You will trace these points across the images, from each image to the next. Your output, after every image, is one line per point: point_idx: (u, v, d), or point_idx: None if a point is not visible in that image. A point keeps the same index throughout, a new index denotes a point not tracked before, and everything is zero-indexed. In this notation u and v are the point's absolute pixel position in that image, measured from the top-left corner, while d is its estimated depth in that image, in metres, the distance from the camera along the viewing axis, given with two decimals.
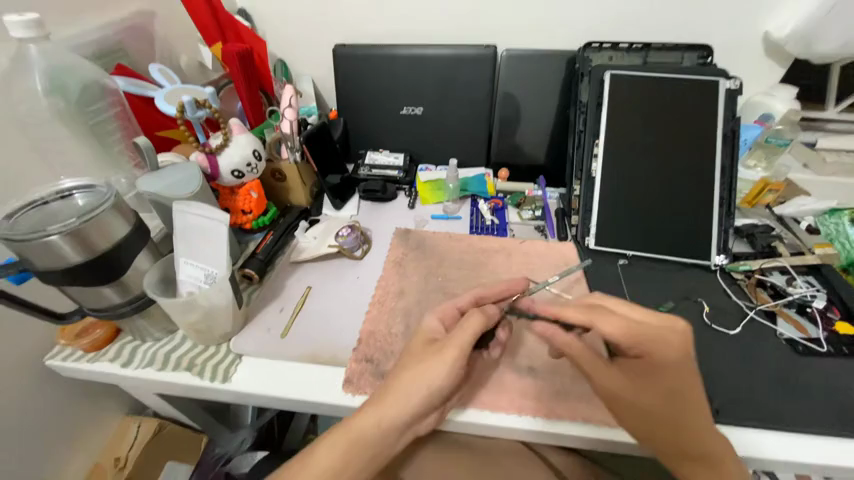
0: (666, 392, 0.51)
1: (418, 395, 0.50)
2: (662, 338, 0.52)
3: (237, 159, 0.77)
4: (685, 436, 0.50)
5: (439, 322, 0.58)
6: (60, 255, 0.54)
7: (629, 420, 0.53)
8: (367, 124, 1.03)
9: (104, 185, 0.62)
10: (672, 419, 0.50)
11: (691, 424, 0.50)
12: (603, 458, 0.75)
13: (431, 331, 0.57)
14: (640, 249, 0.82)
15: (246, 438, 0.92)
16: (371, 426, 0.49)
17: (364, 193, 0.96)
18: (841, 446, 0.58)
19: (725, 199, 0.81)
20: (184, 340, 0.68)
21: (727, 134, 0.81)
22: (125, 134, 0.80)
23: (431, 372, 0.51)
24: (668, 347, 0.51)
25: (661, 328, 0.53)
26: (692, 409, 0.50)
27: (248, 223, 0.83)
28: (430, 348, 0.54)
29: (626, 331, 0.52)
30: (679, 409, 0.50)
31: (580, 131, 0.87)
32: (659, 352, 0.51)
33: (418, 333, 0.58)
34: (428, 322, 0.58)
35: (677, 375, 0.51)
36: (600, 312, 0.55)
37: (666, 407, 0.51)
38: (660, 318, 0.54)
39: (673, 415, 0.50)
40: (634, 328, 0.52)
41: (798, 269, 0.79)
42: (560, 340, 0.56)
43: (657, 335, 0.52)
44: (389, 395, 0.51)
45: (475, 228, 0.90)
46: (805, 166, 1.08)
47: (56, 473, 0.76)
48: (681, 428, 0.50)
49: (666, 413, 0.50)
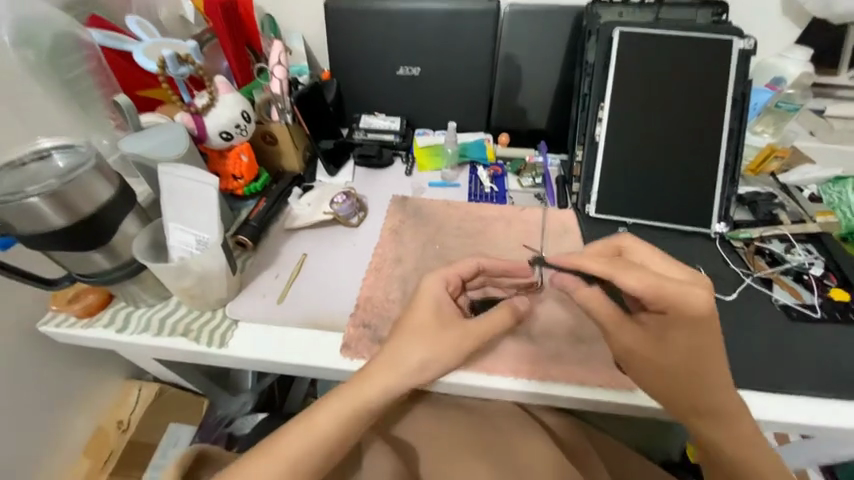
0: (686, 348, 0.50)
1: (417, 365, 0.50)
2: (690, 296, 0.47)
3: (225, 120, 0.73)
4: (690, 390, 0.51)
5: (445, 285, 0.55)
6: (43, 218, 0.53)
7: (646, 376, 0.53)
8: (362, 86, 0.97)
9: (85, 145, 0.59)
10: (682, 373, 0.51)
11: (701, 380, 0.50)
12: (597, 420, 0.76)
13: (437, 297, 0.54)
14: (640, 217, 0.81)
15: (248, 401, 0.96)
16: (372, 392, 0.49)
17: (360, 159, 0.92)
18: (824, 406, 0.60)
19: (730, 165, 0.79)
20: (179, 306, 0.68)
21: (737, 97, 0.78)
22: (105, 93, 0.75)
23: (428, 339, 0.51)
24: (696, 306, 0.47)
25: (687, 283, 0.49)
26: (704, 366, 0.49)
27: (239, 189, 0.80)
28: (433, 319, 0.53)
29: (654, 287, 0.47)
30: (694, 367, 0.49)
31: (584, 94, 0.83)
32: (685, 310, 0.47)
33: (422, 294, 0.55)
34: (432, 285, 0.55)
35: (701, 333, 0.49)
36: (623, 265, 0.49)
37: (681, 361, 0.50)
38: (684, 271, 0.50)
39: (688, 369, 0.50)
40: (668, 284, 0.47)
41: (798, 237, 0.79)
42: (579, 294, 0.54)
43: (685, 293, 0.47)
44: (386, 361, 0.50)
45: (473, 195, 0.88)
46: (811, 133, 1.05)
47: (61, 433, 0.78)
48: (689, 383, 0.51)
49: (678, 367, 0.51)
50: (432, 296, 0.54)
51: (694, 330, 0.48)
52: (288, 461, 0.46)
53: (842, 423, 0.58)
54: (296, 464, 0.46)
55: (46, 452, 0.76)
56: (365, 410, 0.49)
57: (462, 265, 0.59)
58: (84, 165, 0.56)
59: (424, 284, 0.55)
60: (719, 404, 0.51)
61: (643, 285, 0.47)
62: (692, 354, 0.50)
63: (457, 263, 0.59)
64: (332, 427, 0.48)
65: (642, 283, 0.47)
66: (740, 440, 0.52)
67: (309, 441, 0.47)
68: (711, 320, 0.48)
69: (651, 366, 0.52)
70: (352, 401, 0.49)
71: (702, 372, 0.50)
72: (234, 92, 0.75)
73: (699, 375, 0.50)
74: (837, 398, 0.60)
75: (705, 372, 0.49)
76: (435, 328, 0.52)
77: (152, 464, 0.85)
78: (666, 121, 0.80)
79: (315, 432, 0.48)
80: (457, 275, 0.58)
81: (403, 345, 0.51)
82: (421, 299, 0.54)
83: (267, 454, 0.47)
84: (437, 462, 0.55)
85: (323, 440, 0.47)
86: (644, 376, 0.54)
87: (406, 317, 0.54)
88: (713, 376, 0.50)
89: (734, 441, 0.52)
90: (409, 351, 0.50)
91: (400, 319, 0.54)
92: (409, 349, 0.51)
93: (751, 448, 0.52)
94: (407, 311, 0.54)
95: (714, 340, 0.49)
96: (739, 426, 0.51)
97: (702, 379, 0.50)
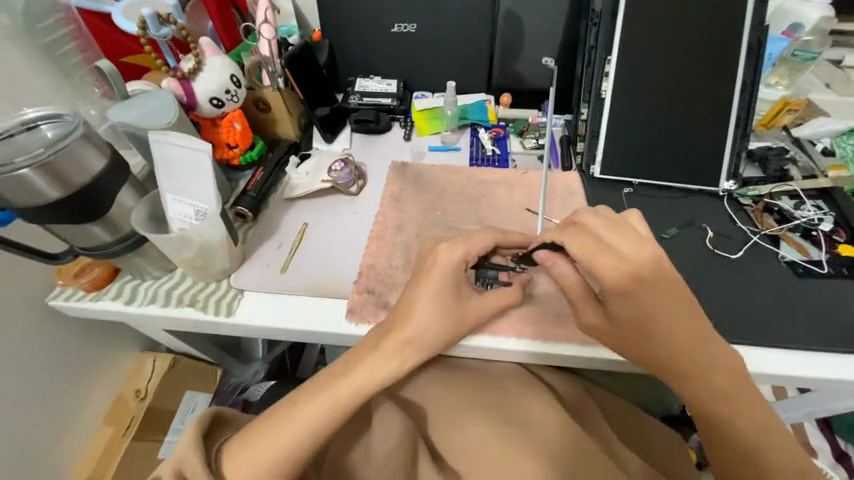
0: (641, 316, 0.50)
1: (431, 334, 0.55)
2: (623, 264, 0.48)
3: (214, 85, 0.71)
4: (677, 360, 0.51)
5: (460, 256, 0.57)
6: (36, 191, 0.53)
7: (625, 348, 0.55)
8: (355, 45, 0.93)
9: (71, 114, 0.58)
10: (652, 342, 0.51)
11: (666, 343, 0.51)
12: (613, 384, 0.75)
13: (449, 266, 0.56)
14: (646, 177, 0.79)
15: (259, 370, 0.99)
16: (372, 370, 0.52)
17: (357, 124, 0.89)
18: (826, 359, 0.60)
19: (742, 119, 0.76)
20: (184, 278, 0.68)
21: (752, 45, 0.74)
22: (87, 58, 0.73)
23: (419, 314, 0.55)
24: (623, 276, 0.48)
25: (627, 258, 0.48)
26: (658, 332, 0.50)
27: (235, 158, 0.78)
28: (440, 292, 0.56)
29: (589, 256, 0.49)
30: (652, 335, 0.51)
31: (591, 46, 0.78)
32: (613, 280, 0.48)
33: (433, 267, 0.57)
34: (444, 256, 0.57)
35: (652, 300, 0.48)
36: (573, 232, 0.52)
37: (640, 332, 0.51)
38: (635, 243, 0.48)
39: (662, 339, 0.51)
40: (603, 256, 0.48)
41: (808, 193, 0.77)
42: (557, 270, 0.57)
43: (616, 266, 0.48)
44: (387, 339, 0.54)
45: (474, 160, 0.86)
46: (827, 86, 0.99)
47: (79, 402, 0.81)
48: (652, 346, 0.52)
49: (652, 336, 0.51)
50: (446, 267, 0.56)
51: (640, 301, 0.49)
52: (298, 430, 0.49)
53: (843, 374, 0.59)
54: (308, 433, 0.49)
55: (68, 420, 0.80)
56: (370, 386, 0.51)
57: (480, 237, 0.60)
58: (71, 135, 0.55)
59: (437, 252, 0.58)
60: (720, 378, 0.51)
61: (578, 253, 0.50)
62: (642, 319, 0.50)
63: (474, 236, 0.60)
64: (346, 398, 0.51)
65: (580, 250, 0.50)
66: (746, 417, 0.51)
67: (323, 412, 0.50)
68: (650, 284, 0.48)
69: (614, 333, 0.54)
70: (365, 374, 0.52)
71: (687, 343, 0.50)
72: (221, 54, 0.72)
73: (684, 346, 0.51)
74: (839, 350, 0.60)
75: (665, 337, 0.51)
76: (445, 301, 0.56)
77: (172, 428, 0.90)
78: (673, 78, 0.76)
79: (325, 402, 0.50)
80: (475, 247, 0.59)
81: (410, 317, 0.55)
82: (427, 277, 0.56)
83: (277, 425, 0.49)
84: (444, 420, 0.55)
85: (321, 413, 0.50)
86: (616, 343, 0.55)
87: (413, 286, 0.57)
88: (685, 341, 0.50)
89: (739, 417, 0.51)
90: (415, 323, 0.54)
91: (403, 293, 0.58)
92: (414, 322, 0.54)
93: (757, 427, 0.51)
94: (411, 285, 0.58)
95: (681, 308, 0.49)
96: (741, 401, 0.51)
97: (694, 350, 0.51)
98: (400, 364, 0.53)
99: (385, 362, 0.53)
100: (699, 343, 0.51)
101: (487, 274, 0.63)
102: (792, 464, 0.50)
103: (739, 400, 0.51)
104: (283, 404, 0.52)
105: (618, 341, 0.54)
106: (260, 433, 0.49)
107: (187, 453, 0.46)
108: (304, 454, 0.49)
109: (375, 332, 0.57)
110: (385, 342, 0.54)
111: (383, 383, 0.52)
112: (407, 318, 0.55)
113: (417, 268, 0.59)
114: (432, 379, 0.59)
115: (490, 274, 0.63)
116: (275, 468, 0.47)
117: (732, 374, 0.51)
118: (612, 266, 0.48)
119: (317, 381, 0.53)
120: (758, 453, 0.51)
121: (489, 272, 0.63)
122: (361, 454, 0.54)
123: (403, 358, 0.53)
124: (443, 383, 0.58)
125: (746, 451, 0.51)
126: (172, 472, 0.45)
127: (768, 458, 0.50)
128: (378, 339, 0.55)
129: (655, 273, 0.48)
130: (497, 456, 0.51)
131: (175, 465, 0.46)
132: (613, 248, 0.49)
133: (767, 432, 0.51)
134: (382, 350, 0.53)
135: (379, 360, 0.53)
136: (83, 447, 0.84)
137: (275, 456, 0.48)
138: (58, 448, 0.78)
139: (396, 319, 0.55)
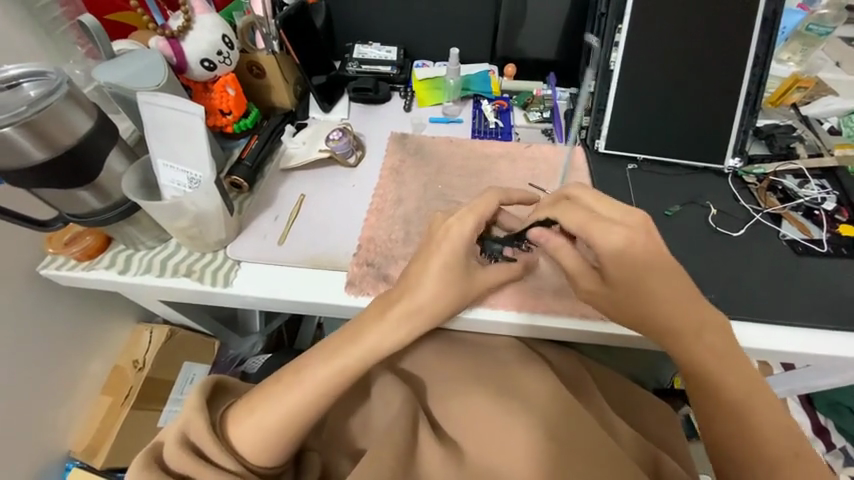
0: (634, 280, 0.52)
1: (439, 311, 0.55)
2: (615, 230, 0.50)
3: (205, 45, 0.67)
4: (664, 322, 0.52)
5: (471, 227, 0.55)
6: (20, 152, 0.50)
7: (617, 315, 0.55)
8: (354, 8, 0.88)
9: (54, 71, 0.54)
10: (641, 301, 0.52)
11: (659, 307, 0.52)
12: (611, 359, 0.75)
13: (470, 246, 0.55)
14: (652, 153, 0.77)
15: (258, 343, 1.01)
16: (383, 341, 0.52)
17: (355, 93, 0.86)
18: (820, 336, 0.61)
19: (752, 94, 0.74)
20: (179, 248, 0.67)
21: (767, 17, 0.71)
22: (67, 12, 0.70)
23: (428, 295, 0.54)
24: (616, 237, 0.50)
25: (621, 223, 0.51)
26: (645, 295, 0.52)
27: (229, 126, 0.75)
28: (456, 272, 0.55)
29: (585, 224, 0.52)
30: (642, 298, 0.52)
31: (601, 14, 0.75)
32: (610, 248, 0.51)
33: (443, 242, 0.55)
34: (457, 229, 0.55)
35: (642, 268, 0.51)
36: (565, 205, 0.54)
37: (629, 292, 0.52)
38: (623, 209, 0.51)
39: (653, 302, 0.52)
40: (585, 236, 0.52)
41: (813, 171, 0.76)
42: (554, 245, 0.57)
43: (614, 231, 0.50)
44: (403, 310, 0.53)
45: (477, 132, 0.83)
46: (837, 64, 0.96)
47: (74, 371, 0.81)
48: (638, 308, 0.53)
49: (642, 296, 0.52)
50: (463, 244, 0.55)
51: (621, 275, 0.52)
52: (305, 393, 0.49)
53: (835, 351, 0.60)
54: (317, 395, 0.49)
55: (67, 389, 0.80)
56: (376, 353, 0.52)
57: (488, 203, 0.58)
58: (56, 91, 0.52)
59: (448, 223, 0.56)
60: (706, 336, 0.52)
61: (575, 225, 0.52)
62: (634, 283, 0.52)
63: (482, 202, 0.57)
64: (352, 363, 0.51)
65: (574, 221, 0.52)
66: (735, 376, 0.50)
67: (331, 377, 0.50)
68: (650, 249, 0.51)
69: (607, 299, 0.55)
70: (373, 341, 0.52)
71: (678, 306, 0.51)
72: (212, 12, 0.68)
73: (672, 298, 0.51)
74: (833, 328, 0.61)
75: (655, 302, 0.52)
76: (460, 279, 0.55)
77: (172, 398, 0.91)
78: (687, 49, 0.74)
79: (332, 368, 0.50)
80: (483, 216, 0.57)
81: (425, 294, 0.54)
82: (436, 252, 0.55)
83: (293, 381, 0.50)
84: (446, 395, 0.55)
85: (319, 376, 0.50)
86: (609, 310, 0.56)
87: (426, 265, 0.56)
88: (673, 304, 0.51)
89: (725, 378, 0.50)
90: (428, 300, 0.54)
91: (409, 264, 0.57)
92: (430, 300, 0.54)
93: (744, 389, 0.50)
94: (418, 257, 0.57)
95: (669, 276, 0.52)
96: (730, 360, 0.51)
97: (680, 311, 0.51)
98: (405, 331, 0.53)
99: (388, 334, 0.53)
100: (690, 302, 0.52)
101: (492, 248, 0.61)
102: (784, 433, 0.49)
103: (728, 361, 0.51)
104: (289, 371, 0.51)
105: (610, 307, 0.55)
106: (270, 396, 0.50)
107: (192, 417, 0.48)
108: (307, 418, 0.49)
109: (374, 303, 0.56)
110: (389, 310, 0.53)
111: (388, 350, 0.52)
112: (419, 293, 0.55)
113: (426, 242, 0.57)
114: (432, 352, 0.59)
115: (494, 248, 0.61)
116: (282, 433, 0.48)
117: (719, 330, 0.52)
118: (601, 229, 0.51)
119: (325, 346, 0.53)
120: (750, 423, 0.49)
121: (494, 245, 0.61)
122: (359, 424, 0.55)
123: (410, 325, 0.54)
124: (441, 358, 0.58)
125: (728, 409, 0.50)
126: (177, 435, 0.47)
127: (755, 419, 0.49)
128: (381, 308, 0.54)
129: (632, 248, 0.51)
130: (497, 426, 0.51)
131: (180, 427, 0.48)
132: (605, 217, 0.52)
133: (751, 395, 0.50)
134: (384, 317, 0.53)
135: (387, 328, 0.53)
136: (81, 416, 0.84)
137: (280, 417, 0.48)
138: (58, 414, 0.79)
139: (401, 291, 0.55)
